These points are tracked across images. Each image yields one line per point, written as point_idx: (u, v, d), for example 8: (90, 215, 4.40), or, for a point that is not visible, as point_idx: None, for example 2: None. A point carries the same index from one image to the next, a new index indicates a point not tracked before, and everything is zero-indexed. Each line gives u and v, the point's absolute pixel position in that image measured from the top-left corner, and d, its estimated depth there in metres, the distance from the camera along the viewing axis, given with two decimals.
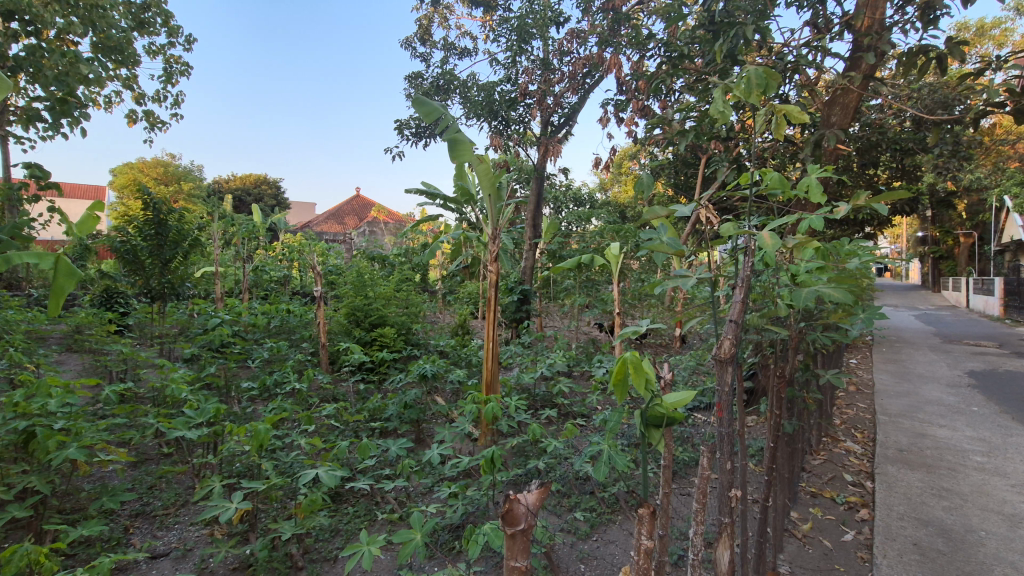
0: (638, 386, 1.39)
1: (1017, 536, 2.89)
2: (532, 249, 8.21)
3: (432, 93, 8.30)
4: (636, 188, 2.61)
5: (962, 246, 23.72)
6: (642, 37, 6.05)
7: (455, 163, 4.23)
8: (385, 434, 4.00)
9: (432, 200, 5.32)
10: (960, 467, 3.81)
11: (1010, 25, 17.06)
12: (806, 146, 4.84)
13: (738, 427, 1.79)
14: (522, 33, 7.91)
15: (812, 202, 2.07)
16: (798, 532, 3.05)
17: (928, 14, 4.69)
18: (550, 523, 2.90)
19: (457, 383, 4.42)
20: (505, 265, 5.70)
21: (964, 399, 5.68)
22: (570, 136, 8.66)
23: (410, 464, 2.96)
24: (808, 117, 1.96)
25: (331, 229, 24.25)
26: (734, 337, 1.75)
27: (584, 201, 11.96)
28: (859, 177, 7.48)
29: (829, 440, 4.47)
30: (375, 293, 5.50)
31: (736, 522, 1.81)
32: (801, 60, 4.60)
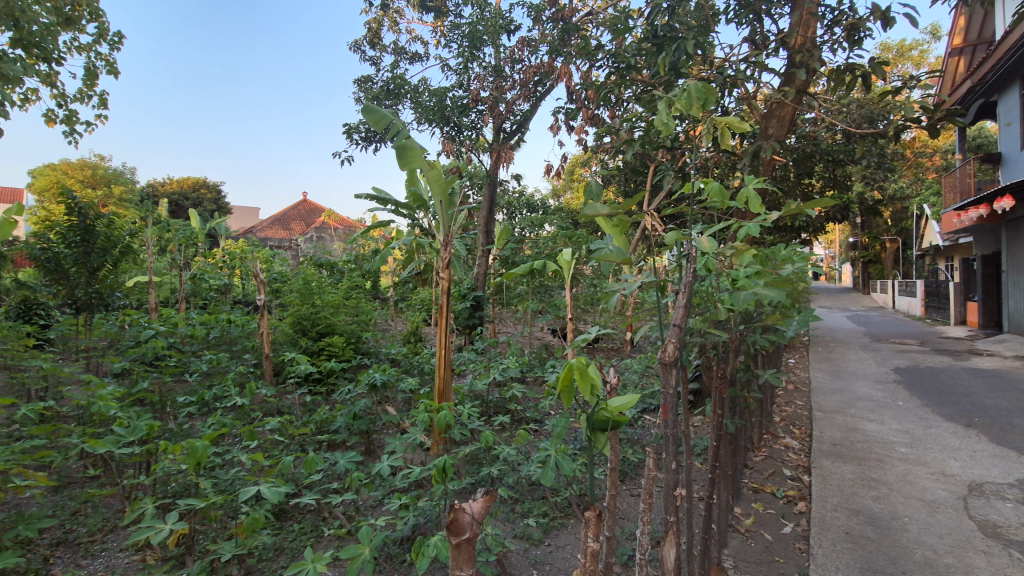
0: (584, 392, 1.39)
1: (936, 520, 3.11)
2: (485, 255, 8.21)
3: (382, 98, 8.17)
4: (584, 195, 2.70)
5: (888, 251, 25.41)
6: (591, 48, 6.19)
7: (405, 171, 4.18)
8: (333, 447, 3.89)
9: (383, 206, 5.24)
10: (887, 458, 4.07)
11: (926, 47, 18.58)
12: (745, 156, 5.07)
13: (683, 428, 1.84)
14: (474, 40, 7.93)
15: (750, 212, 2.16)
16: (741, 526, 3.16)
17: (853, 35, 5.04)
18: (502, 530, 2.88)
19: (408, 392, 4.34)
20: (457, 272, 5.67)
21: (890, 394, 6.08)
22: (522, 143, 8.73)
23: (359, 476, 2.87)
24: (745, 128, 2.07)
25: (277, 236, 23.41)
26: (678, 340, 1.82)
27: (537, 207, 12.08)
28: (795, 186, 7.91)
29: (769, 437, 4.67)
30: (323, 301, 5.34)
31: (681, 520, 1.87)
32: (739, 75, 4.85)
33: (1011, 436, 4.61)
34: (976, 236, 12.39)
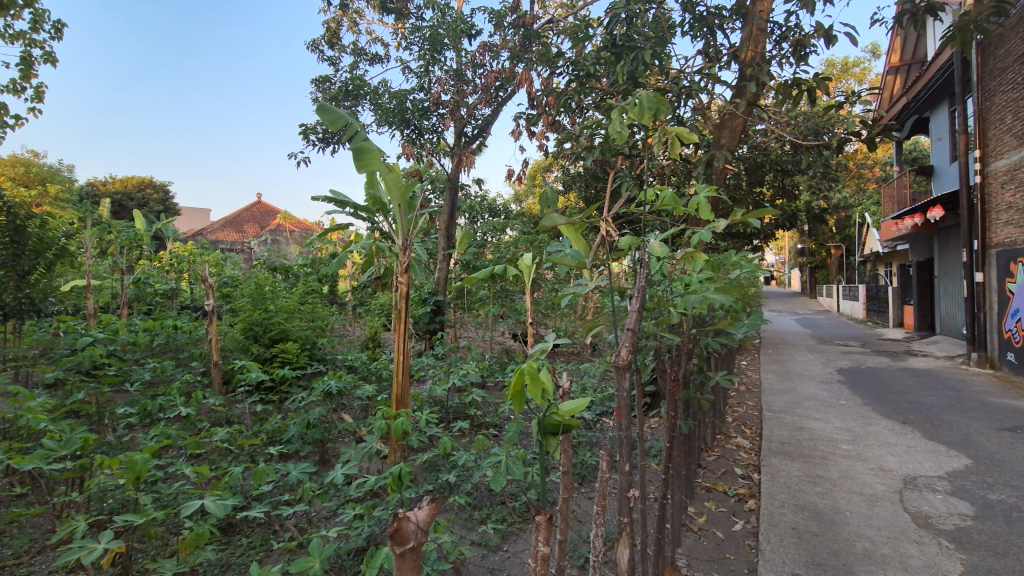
0: (535, 396, 1.38)
1: (875, 513, 3.27)
2: (446, 259, 8.16)
3: (341, 98, 8.01)
4: (540, 201, 2.73)
5: (833, 257, 26.72)
6: (552, 55, 6.27)
7: (363, 174, 4.11)
8: (285, 457, 3.76)
9: (341, 208, 5.13)
10: (831, 455, 4.26)
11: (867, 64, 19.67)
12: (699, 165, 5.23)
13: (636, 430, 1.87)
14: (435, 44, 7.89)
15: (700, 219, 2.23)
16: (694, 525, 3.24)
17: (799, 50, 5.29)
18: (460, 536, 2.85)
19: (365, 399, 4.25)
20: (418, 276, 5.60)
21: (835, 394, 6.37)
22: (484, 147, 8.74)
23: (312, 486, 2.78)
24: (696, 137, 2.14)
25: (229, 239, 22.61)
26: (631, 344, 1.85)
27: (499, 212, 12.12)
28: (746, 195, 8.22)
29: (722, 437, 4.81)
30: (276, 307, 5.18)
31: (635, 521, 1.89)
32: (694, 87, 5.00)
33: (941, 431, 4.91)
34: (912, 243, 13.18)
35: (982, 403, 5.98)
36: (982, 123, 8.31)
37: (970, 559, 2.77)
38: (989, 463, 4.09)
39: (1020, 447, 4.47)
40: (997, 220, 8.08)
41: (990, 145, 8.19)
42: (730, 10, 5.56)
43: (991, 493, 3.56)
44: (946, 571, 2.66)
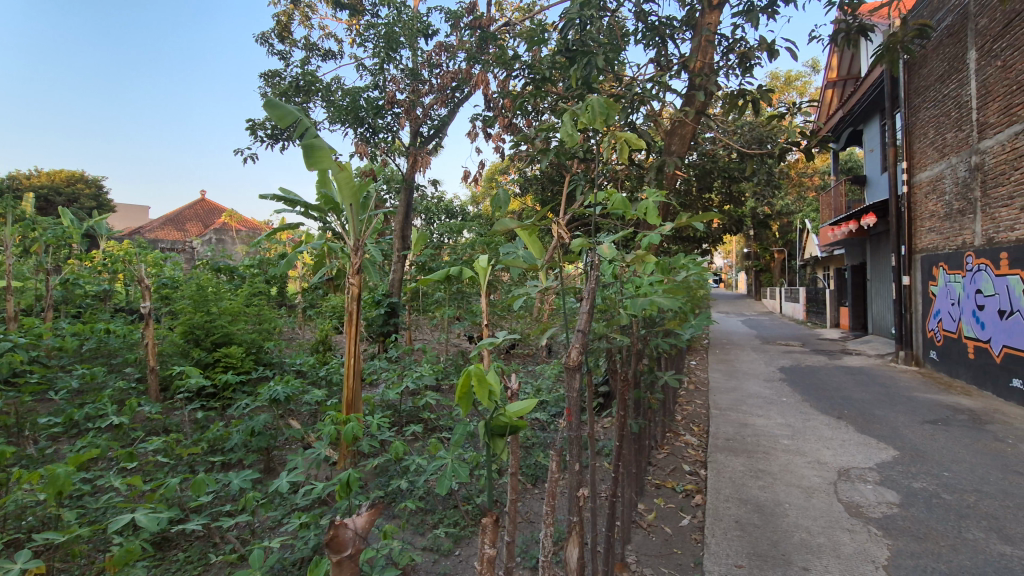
0: (482, 398, 1.36)
1: (812, 504, 3.44)
2: (401, 261, 8.03)
3: (291, 93, 7.77)
4: (492, 203, 2.73)
5: (777, 261, 28.02)
6: (508, 58, 6.30)
7: (312, 172, 3.99)
8: (227, 466, 3.60)
9: (291, 207, 4.97)
10: (773, 450, 4.45)
11: (808, 78, 20.75)
12: (651, 170, 5.36)
13: (585, 430, 1.89)
14: (391, 42, 7.77)
15: (648, 223, 2.27)
16: (644, 522, 3.31)
17: (745, 63, 5.52)
18: (411, 542, 2.80)
19: (314, 404, 4.13)
20: (372, 278, 5.50)
21: (777, 391, 6.67)
22: (440, 148, 8.66)
23: (255, 496, 2.67)
24: (643, 142, 2.19)
25: (169, 237, 21.48)
26: (581, 344, 1.88)
27: (456, 213, 12.05)
28: (697, 200, 8.50)
29: (671, 435, 4.95)
30: (219, 309, 4.96)
31: (584, 520, 1.92)
32: (646, 94, 5.13)
33: (872, 425, 5.22)
34: (847, 248, 13.98)
35: (908, 398, 6.40)
36: (909, 137, 8.93)
37: (895, 544, 2.96)
38: (913, 454, 4.38)
39: (940, 439, 4.81)
40: (921, 228, 8.69)
41: (916, 157, 8.80)
42: (680, 21, 5.75)
43: (915, 482, 3.81)
44: (874, 556, 2.83)
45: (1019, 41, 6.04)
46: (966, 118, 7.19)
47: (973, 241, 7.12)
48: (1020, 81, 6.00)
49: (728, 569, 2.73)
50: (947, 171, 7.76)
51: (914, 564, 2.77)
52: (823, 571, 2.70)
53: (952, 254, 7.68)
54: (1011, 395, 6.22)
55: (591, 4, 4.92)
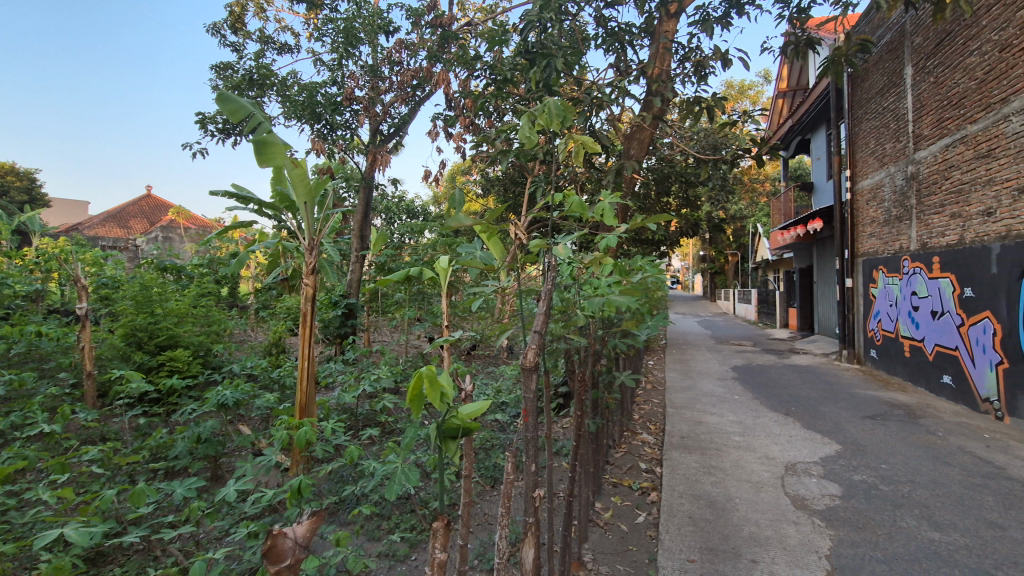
0: (433, 401, 1.34)
1: (760, 498, 3.57)
2: (359, 261, 7.87)
3: (244, 87, 7.50)
4: (449, 203, 2.72)
5: (730, 264, 29.01)
6: (469, 58, 6.27)
7: (264, 168, 3.85)
8: (171, 475, 3.43)
9: (244, 204, 4.79)
10: (725, 446, 4.60)
11: (760, 88, 21.60)
12: (610, 173, 5.45)
13: (542, 430, 1.90)
14: (350, 37, 7.61)
15: (605, 225, 2.29)
16: (601, 520, 3.35)
17: (700, 71, 5.69)
18: (366, 549, 2.74)
19: (266, 409, 3.99)
20: (329, 278, 5.36)
21: (729, 390, 6.89)
22: (400, 147, 8.55)
23: (200, 506, 2.56)
24: (600, 145, 2.21)
25: (110, 234, 20.37)
26: (538, 345, 1.90)
27: (417, 213, 11.93)
28: (655, 204, 8.69)
29: (629, 434, 5.03)
30: (164, 310, 4.75)
31: (540, 520, 1.93)
32: (605, 98, 5.21)
33: (817, 421, 5.47)
34: (795, 251, 14.61)
35: (849, 395, 6.73)
36: (852, 147, 9.41)
37: (837, 534, 3.10)
38: (854, 448, 4.61)
39: (878, 433, 5.08)
40: (862, 233, 9.17)
41: (858, 166, 9.28)
42: (639, 27, 5.87)
43: (855, 475, 4.01)
44: (817, 547, 2.95)
45: (950, 59, 6.44)
46: (903, 129, 7.63)
47: (909, 246, 7.57)
48: (951, 97, 6.41)
49: (681, 565, 2.80)
50: (886, 179, 8.22)
51: (854, 552, 2.91)
52: (771, 562, 2.80)
53: (890, 258, 8.13)
54: (942, 391, 6.63)
55: (551, 7, 4.96)
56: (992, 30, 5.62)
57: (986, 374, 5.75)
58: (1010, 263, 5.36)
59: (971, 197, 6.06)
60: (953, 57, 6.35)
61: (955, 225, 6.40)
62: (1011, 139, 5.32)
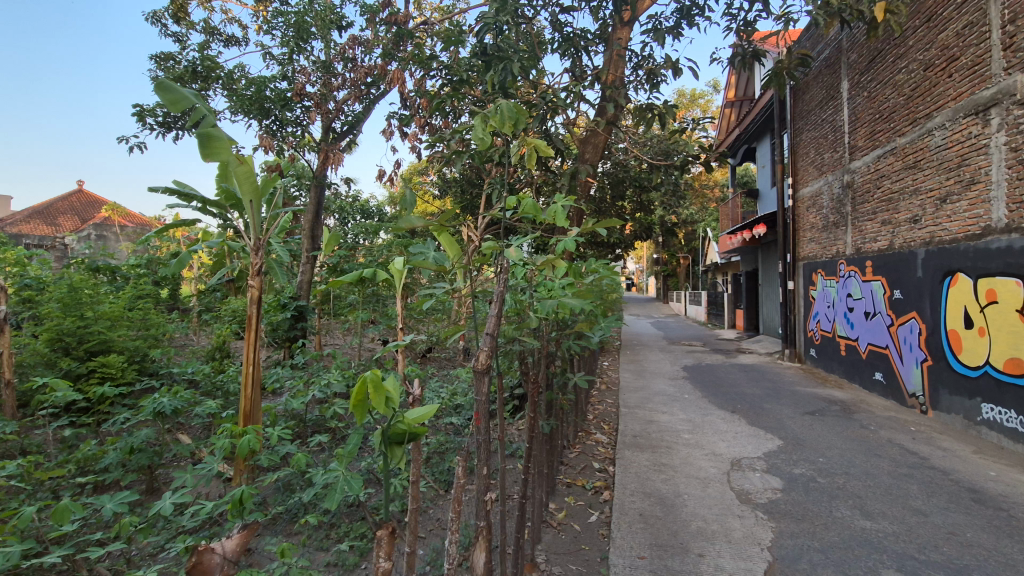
0: (378, 406, 1.31)
1: (707, 494, 3.68)
2: (310, 262, 7.63)
3: (187, 79, 7.15)
4: (400, 204, 2.67)
5: (682, 267, 29.93)
6: (425, 57, 6.21)
7: (208, 163, 3.68)
8: (100, 489, 3.23)
9: (186, 202, 4.57)
10: (675, 444, 4.72)
11: (709, 98, 22.42)
12: (565, 176, 5.51)
13: (493, 434, 1.89)
14: (301, 31, 7.40)
15: (558, 227, 2.31)
16: (555, 520, 3.37)
17: (652, 79, 5.85)
18: (314, 559, 2.65)
19: (207, 417, 3.81)
20: (277, 280, 5.17)
21: (680, 389, 7.10)
22: (354, 145, 8.37)
23: (132, 521, 2.41)
24: (552, 149, 2.23)
25: (36, 232, 18.96)
26: (490, 348, 1.90)
27: (372, 213, 11.72)
28: (610, 207, 8.86)
29: (583, 434, 5.10)
30: (96, 313, 4.47)
31: (491, 524, 1.92)
32: (560, 102, 5.28)
33: (761, 418, 5.70)
34: (742, 255, 15.22)
35: (791, 392, 7.05)
36: (793, 156, 9.89)
37: (778, 526, 3.24)
38: (794, 443, 4.84)
39: (817, 428, 5.35)
40: (803, 238, 9.64)
41: (799, 174, 9.76)
42: (593, 34, 5.97)
43: (796, 468, 4.20)
44: (760, 539, 3.07)
45: (881, 75, 6.88)
46: (840, 140, 8.08)
47: (845, 250, 8.01)
48: (882, 111, 6.83)
49: (632, 562, 2.85)
50: (824, 187, 8.68)
51: (793, 543, 3.04)
52: (716, 556, 2.89)
53: (828, 261, 8.59)
54: (874, 387, 7.05)
55: (507, 11, 4.98)
56: (916, 50, 6.04)
57: (912, 371, 6.15)
58: (933, 267, 5.76)
59: (899, 206, 6.48)
60: (884, 74, 6.78)
61: (885, 232, 6.82)
62: (934, 152, 5.72)
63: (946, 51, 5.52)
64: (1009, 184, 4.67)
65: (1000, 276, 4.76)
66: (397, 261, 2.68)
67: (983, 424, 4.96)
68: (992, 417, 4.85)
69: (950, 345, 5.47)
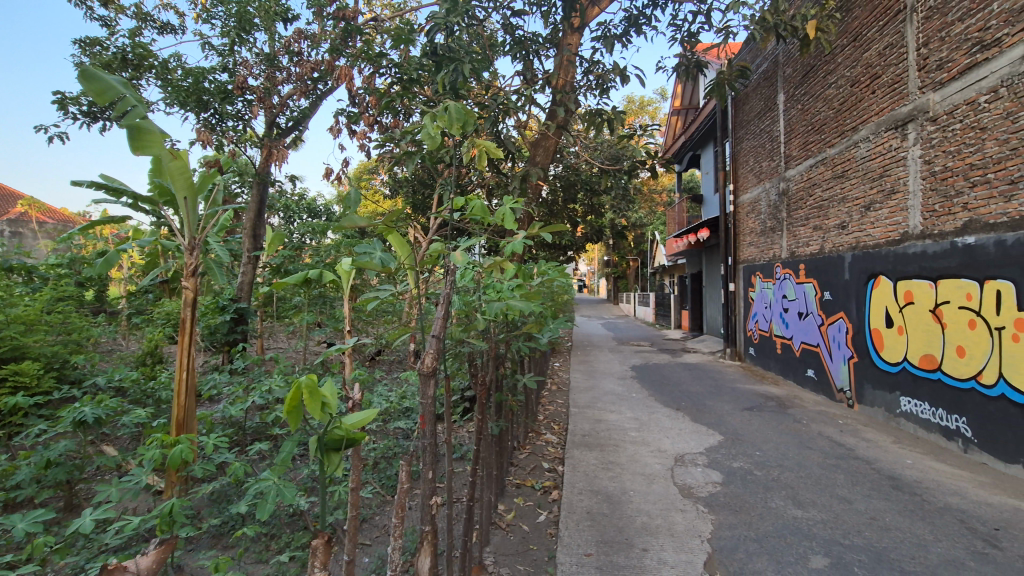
0: (314, 412, 1.27)
1: (652, 489, 3.79)
2: (252, 262, 7.33)
3: (115, 67, 6.70)
4: (342, 202, 2.56)
5: (631, 269, 30.71)
6: (374, 55, 6.10)
7: (138, 157, 3.46)
8: (11, 507, 2.98)
9: (114, 198, 4.28)
10: (622, 442, 4.84)
11: (657, 105, 23.14)
12: (516, 179, 5.55)
13: (439, 437, 1.88)
14: (243, 22, 7.09)
15: (507, 229, 2.30)
16: (503, 522, 3.38)
17: (601, 85, 5.98)
18: (251, 572, 2.55)
19: (136, 427, 3.58)
20: (217, 280, 4.93)
21: (628, 388, 7.28)
22: (300, 142, 8.11)
23: (47, 541, 2.24)
24: (501, 151, 2.23)
25: None
26: (436, 350, 1.89)
27: (320, 212, 11.39)
28: (561, 209, 8.97)
29: (533, 435, 5.14)
30: (8, 317, 4.13)
31: (437, 528, 1.90)
32: (510, 105, 5.30)
33: (704, 414, 5.93)
34: (688, 258, 15.77)
35: (731, 389, 7.37)
36: (734, 163, 10.35)
37: (717, 518, 3.37)
38: (733, 438, 5.06)
39: (755, 423, 5.61)
40: (743, 242, 10.10)
41: (740, 181, 10.22)
42: (544, 38, 6.05)
43: (734, 462, 4.39)
44: (700, 531, 3.19)
45: (813, 90, 7.31)
46: (777, 150, 8.53)
47: (781, 254, 8.45)
48: (814, 123, 7.26)
49: (578, 559, 2.89)
50: (762, 194, 9.13)
51: (731, 534, 3.17)
52: (659, 550, 2.98)
53: (766, 264, 9.03)
54: (807, 383, 7.47)
55: (457, 11, 4.95)
56: (845, 67, 6.44)
57: (841, 367, 6.55)
58: (859, 270, 6.17)
59: (829, 213, 6.90)
60: (816, 88, 7.20)
61: (817, 237, 7.25)
62: (860, 163, 6.12)
63: (870, 69, 5.92)
64: (923, 194, 5.06)
65: (916, 279, 5.16)
66: (343, 262, 2.61)
67: (901, 416, 5.35)
68: (909, 409, 5.23)
69: (873, 343, 5.87)
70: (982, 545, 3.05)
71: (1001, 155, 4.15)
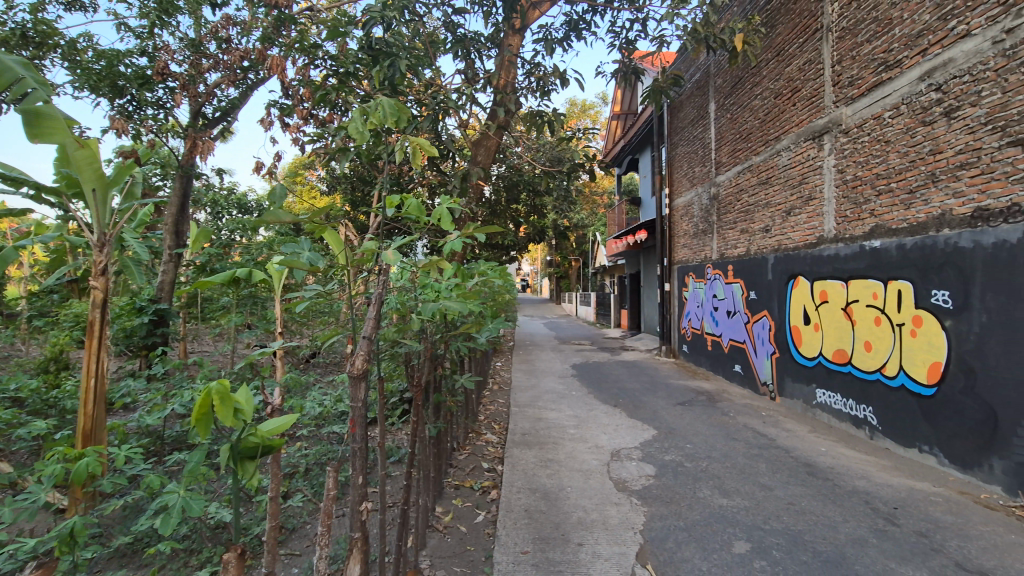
0: (225, 420, 1.21)
1: (589, 485, 3.87)
2: (175, 261, 6.88)
3: (14, 44, 6.08)
4: (267, 197, 2.28)
5: (573, 269, 31.29)
6: (309, 46, 5.87)
7: (37, 145, 3.10)
8: None
9: (13, 188, 3.89)
10: (561, 440, 4.92)
11: (598, 109, 23.71)
12: (456, 178, 5.51)
13: (369, 441, 1.83)
14: (164, 3, 6.63)
15: (442, 229, 2.26)
16: (441, 524, 3.34)
17: (541, 86, 6.04)
18: None
19: (34, 441, 3.26)
20: (134, 279, 4.58)
21: (567, 386, 7.41)
22: (229, 134, 7.69)
23: None
24: (435, 149, 2.19)
25: None
26: (366, 352, 1.83)
27: (252, 208, 10.85)
28: (503, 210, 8.99)
29: (473, 435, 5.12)
30: None
31: (367, 534, 1.85)
32: (450, 103, 5.25)
33: (639, 410, 6.12)
34: (627, 259, 16.25)
35: (666, 386, 7.66)
36: (670, 168, 10.75)
37: (649, 510, 3.49)
38: (666, 432, 5.26)
39: (686, 417, 5.86)
40: (678, 243, 10.53)
41: (675, 185, 10.63)
42: (485, 38, 6.04)
43: (666, 455, 4.56)
44: (633, 524, 3.29)
45: (741, 100, 7.71)
46: (708, 156, 8.95)
47: (711, 255, 8.87)
48: (741, 132, 7.67)
49: (515, 558, 2.90)
50: (695, 198, 9.55)
51: (662, 525, 3.29)
52: (594, 543, 3.05)
53: (698, 265, 9.45)
54: (734, 377, 7.88)
55: (394, 6, 4.85)
56: (769, 80, 6.84)
57: (764, 362, 6.96)
58: (781, 271, 6.57)
59: (755, 216, 7.31)
60: (743, 99, 7.60)
61: (744, 240, 7.66)
62: (782, 170, 6.53)
63: (791, 83, 6.32)
64: (837, 201, 5.46)
65: (831, 279, 5.56)
66: (273, 260, 2.49)
67: (817, 407, 5.74)
68: (824, 400, 5.62)
69: (793, 339, 6.28)
70: (883, 523, 3.33)
71: (902, 167, 4.54)
